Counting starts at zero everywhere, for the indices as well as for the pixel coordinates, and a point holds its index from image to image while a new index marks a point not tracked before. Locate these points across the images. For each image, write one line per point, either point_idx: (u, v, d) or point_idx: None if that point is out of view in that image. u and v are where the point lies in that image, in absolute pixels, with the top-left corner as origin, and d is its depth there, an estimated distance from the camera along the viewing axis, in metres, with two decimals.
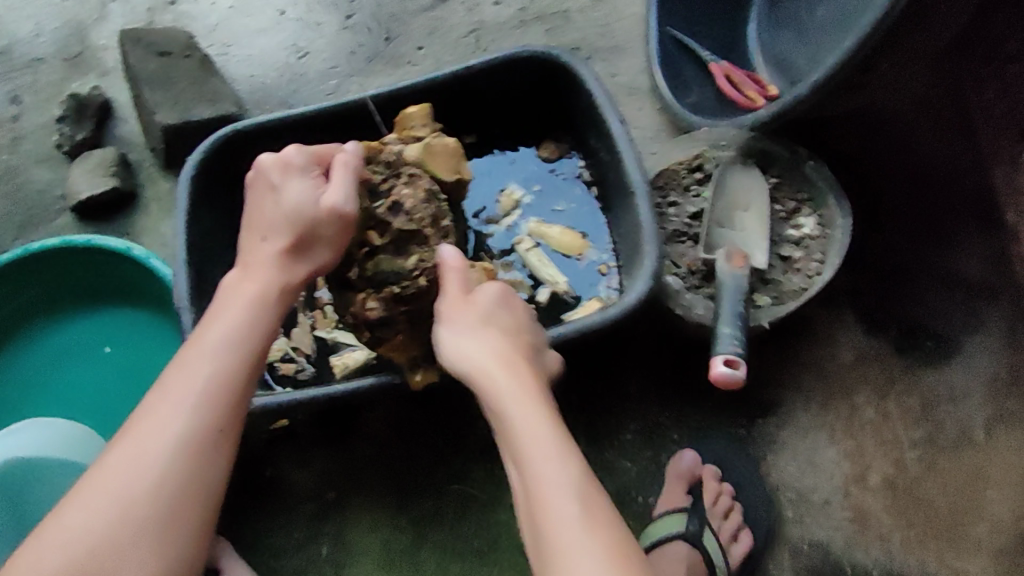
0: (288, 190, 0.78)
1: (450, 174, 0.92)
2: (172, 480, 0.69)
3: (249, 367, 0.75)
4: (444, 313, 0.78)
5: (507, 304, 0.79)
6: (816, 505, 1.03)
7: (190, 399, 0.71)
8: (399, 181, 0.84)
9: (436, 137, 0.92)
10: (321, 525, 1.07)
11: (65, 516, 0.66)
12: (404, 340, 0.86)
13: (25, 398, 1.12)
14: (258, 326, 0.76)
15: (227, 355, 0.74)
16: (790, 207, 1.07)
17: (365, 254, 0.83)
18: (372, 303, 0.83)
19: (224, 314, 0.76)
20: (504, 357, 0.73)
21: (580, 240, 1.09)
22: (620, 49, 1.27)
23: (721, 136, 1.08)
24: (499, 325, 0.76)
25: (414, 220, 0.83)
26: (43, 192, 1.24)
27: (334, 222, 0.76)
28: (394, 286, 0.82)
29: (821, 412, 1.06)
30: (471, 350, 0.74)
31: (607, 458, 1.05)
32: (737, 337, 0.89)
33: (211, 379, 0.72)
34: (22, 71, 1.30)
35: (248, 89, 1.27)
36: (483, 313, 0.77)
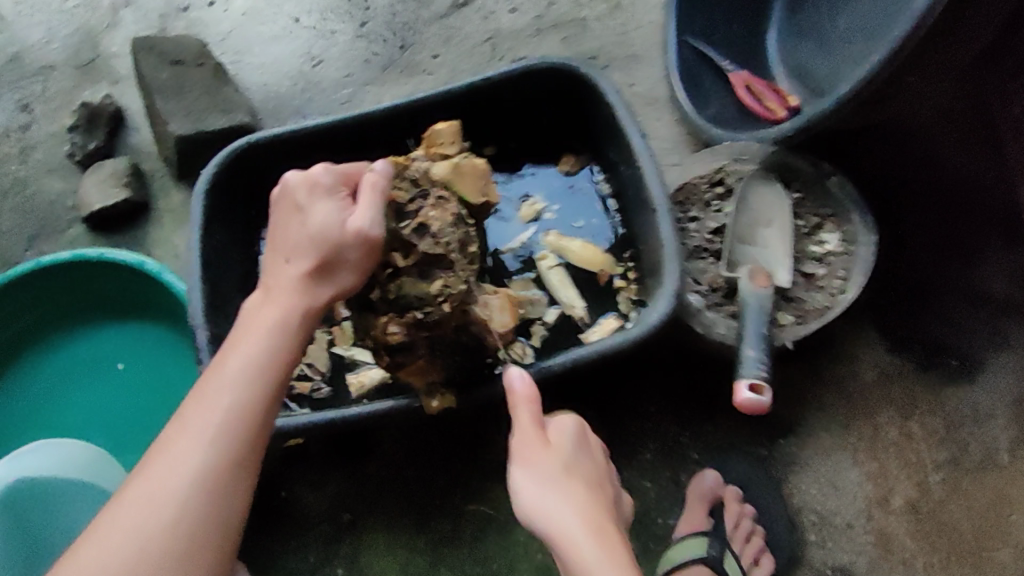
0: (313, 212, 0.75)
1: (477, 196, 0.91)
2: (190, 516, 0.68)
3: (270, 396, 0.74)
4: (523, 455, 0.71)
5: (584, 443, 0.75)
6: (839, 528, 1.01)
7: (209, 433, 0.70)
8: (426, 203, 0.82)
9: (465, 158, 0.91)
10: (338, 543, 1.06)
11: (82, 551, 0.65)
12: (423, 365, 0.86)
13: (42, 409, 1.11)
14: (278, 353, 0.74)
15: (249, 385, 0.72)
16: (813, 223, 1.04)
17: (388, 276, 0.81)
18: (395, 328, 0.82)
19: (244, 341, 0.74)
20: (594, 522, 0.65)
21: (601, 255, 1.07)
22: (639, 58, 1.25)
23: (743, 150, 1.05)
24: (581, 476, 0.70)
25: (440, 243, 0.80)
26: (55, 203, 1.23)
27: (362, 247, 0.74)
28: (416, 311, 0.81)
29: (844, 433, 1.04)
30: (555, 504, 0.66)
31: (625, 479, 1.03)
32: (762, 359, 0.87)
33: (230, 410, 0.71)
34: (32, 79, 1.28)
35: (261, 99, 1.26)
36: (560, 460, 0.70)
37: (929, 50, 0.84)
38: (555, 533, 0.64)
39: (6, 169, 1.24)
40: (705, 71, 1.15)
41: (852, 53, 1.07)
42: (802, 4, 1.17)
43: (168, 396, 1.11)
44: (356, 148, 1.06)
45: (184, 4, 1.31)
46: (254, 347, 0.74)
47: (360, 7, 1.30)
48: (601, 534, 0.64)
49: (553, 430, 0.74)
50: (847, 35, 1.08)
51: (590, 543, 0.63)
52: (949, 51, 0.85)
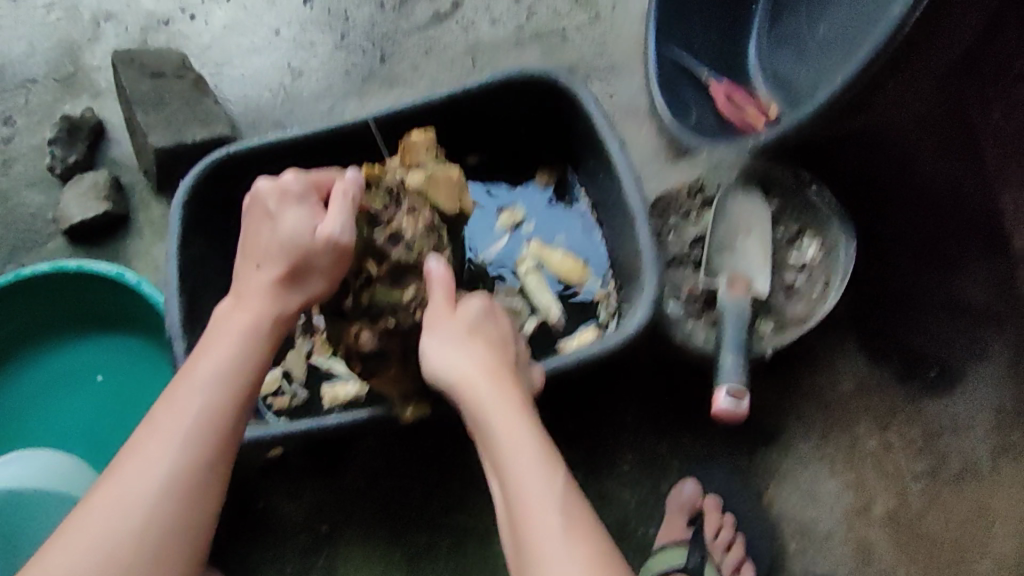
0: (283, 219, 0.76)
1: (452, 206, 0.88)
2: (158, 522, 0.67)
3: (239, 403, 0.73)
4: (434, 321, 0.79)
5: (490, 315, 0.83)
6: (818, 538, 1.01)
7: (180, 438, 0.69)
8: (400, 212, 0.81)
9: (440, 166, 0.89)
10: (316, 555, 1.05)
11: (47, 561, 0.64)
12: (396, 374, 0.86)
13: (19, 421, 1.11)
14: (250, 356, 0.74)
15: (215, 391, 0.72)
16: (793, 232, 1.02)
17: (361, 284, 0.80)
18: (366, 335, 0.82)
19: (215, 346, 0.74)
20: (491, 372, 0.76)
21: (580, 267, 1.07)
22: (619, 69, 1.25)
23: (721, 159, 1.03)
24: (484, 337, 0.79)
25: (414, 252, 0.80)
26: (36, 216, 1.23)
27: (333, 255, 0.74)
28: (389, 318, 0.81)
29: (824, 443, 1.03)
30: (460, 357, 0.76)
31: (604, 490, 1.03)
32: (742, 365, 0.86)
33: (199, 417, 0.70)
34: (14, 92, 1.28)
35: (241, 110, 1.26)
36: (464, 321, 0.79)
37: (910, 60, 0.84)
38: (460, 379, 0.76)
39: None
40: (684, 81, 1.15)
41: (829, 61, 1.08)
42: (781, 12, 1.18)
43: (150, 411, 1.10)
44: (334, 158, 1.06)
45: (166, 16, 1.31)
46: (226, 350, 0.73)
47: (341, 19, 1.31)
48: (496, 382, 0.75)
49: (460, 309, 0.80)
50: (825, 43, 1.09)
51: (488, 391, 0.74)
52: (925, 59, 0.84)
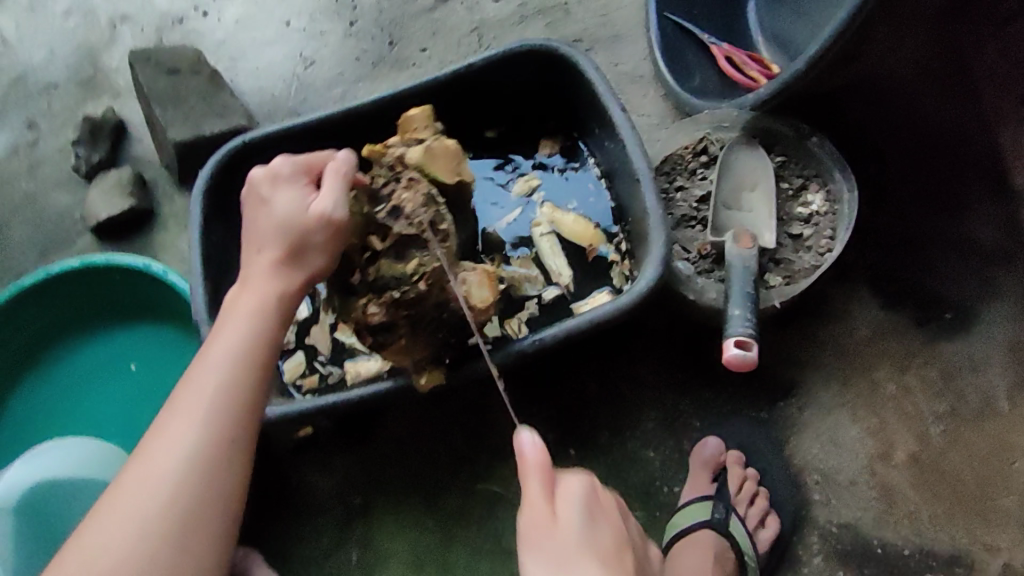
0: (277, 201, 0.79)
1: (450, 175, 0.89)
2: (186, 492, 0.69)
3: (255, 377, 0.75)
4: (570, 558, 0.63)
5: (597, 508, 0.69)
6: (841, 485, 1.02)
7: (202, 414, 0.72)
8: (399, 185, 0.84)
9: (436, 140, 0.90)
10: (353, 526, 1.09)
11: (85, 536, 0.67)
12: (405, 347, 0.86)
13: (48, 414, 1.15)
14: (262, 333, 0.76)
15: (233, 366, 0.74)
16: (797, 185, 1.03)
17: (367, 259, 0.83)
18: (373, 308, 0.83)
19: (227, 327, 0.76)
20: None
21: (592, 231, 1.08)
22: (622, 38, 1.26)
23: (723, 118, 1.04)
24: (599, 557, 0.64)
25: (413, 224, 0.82)
26: (64, 215, 1.27)
27: (326, 231, 0.77)
28: (394, 290, 0.82)
29: (842, 391, 1.05)
30: None
31: (628, 448, 1.05)
32: (749, 316, 0.86)
33: (218, 391, 0.73)
34: (37, 98, 1.33)
35: (256, 102, 1.29)
36: (592, 545, 0.64)
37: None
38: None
39: (16, 186, 1.29)
40: (687, 46, 1.17)
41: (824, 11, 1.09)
42: None
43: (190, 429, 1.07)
44: (348, 141, 1.08)
45: (179, 15, 1.35)
46: (237, 330, 0.76)
47: (348, 7, 1.33)
48: None
49: (567, 499, 0.67)
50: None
51: None
52: None
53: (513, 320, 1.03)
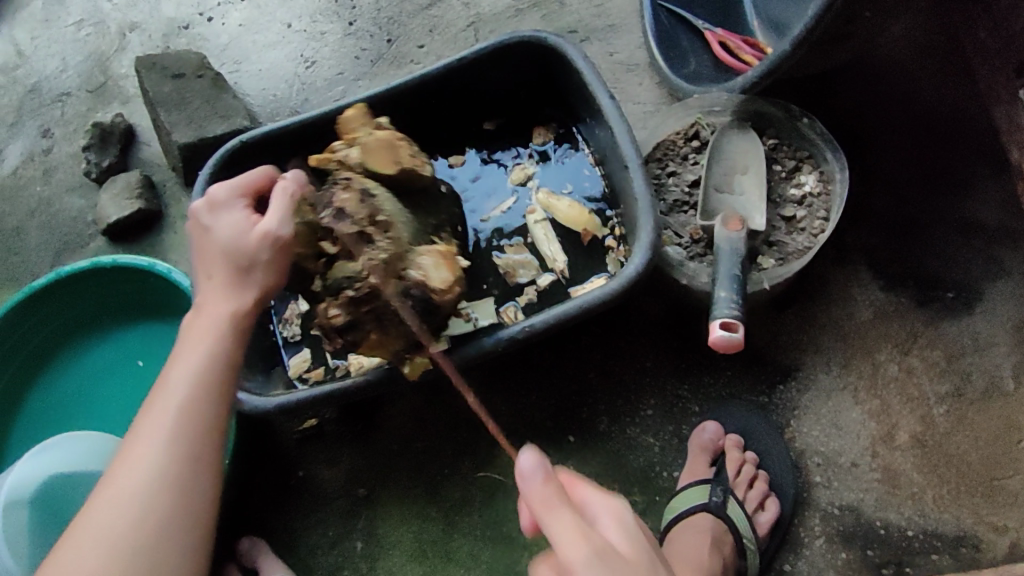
0: (218, 227, 0.78)
1: (389, 166, 0.87)
2: (155, 511, 0.69)
3: (218, 393, 0.74)
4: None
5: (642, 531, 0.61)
6: (843, 469, 1.01)
7: (166, 435, 0.71)
8: (337, 188, 0.83)
9: (370, 134, 0.88)
10: (358, 516, 1.11)
11: (57, 561, 0.67)
12: (377, 339, 0.84)
13: (60, 413, 1.18)
14: (223, 349, 0.75)
15: (195, 383, 0.73)
16: (790, 167, 1.01)
17: (324, 264, 0.84)
18: (335, 310, 0.82)
19: (187, 346, 0.75)
20: None
21: (587, 215, 1.09)
22: (617, 27, 1.26)
23: (713, 102, 1.02)
24: None
25: (357, 221, 0.81)
26: (78, 218, 1.31)
27: (273, 249, 0.77)
28: (349, 288, 0.81)
29: (843, 373, 1.04)
30: None
31: (627, 434, 1.06)
32: (735, 299, 0.85)
33: (181, 409, 0.72)
34: (51, 107, 1.37)
35: (260, 103, 1.32)
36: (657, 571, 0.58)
37: None
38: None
39: (32, 192, 1.33)
40: (680, 31, 1.18)
41: None
42: None
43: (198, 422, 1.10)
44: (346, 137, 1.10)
45: (185, 21, 1.38)
46: (198, 348, 0.74)
47: (347, 7, 1.36)
48: None
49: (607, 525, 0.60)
50: None
51: None
52: None
53: (510, 309, 1.06)
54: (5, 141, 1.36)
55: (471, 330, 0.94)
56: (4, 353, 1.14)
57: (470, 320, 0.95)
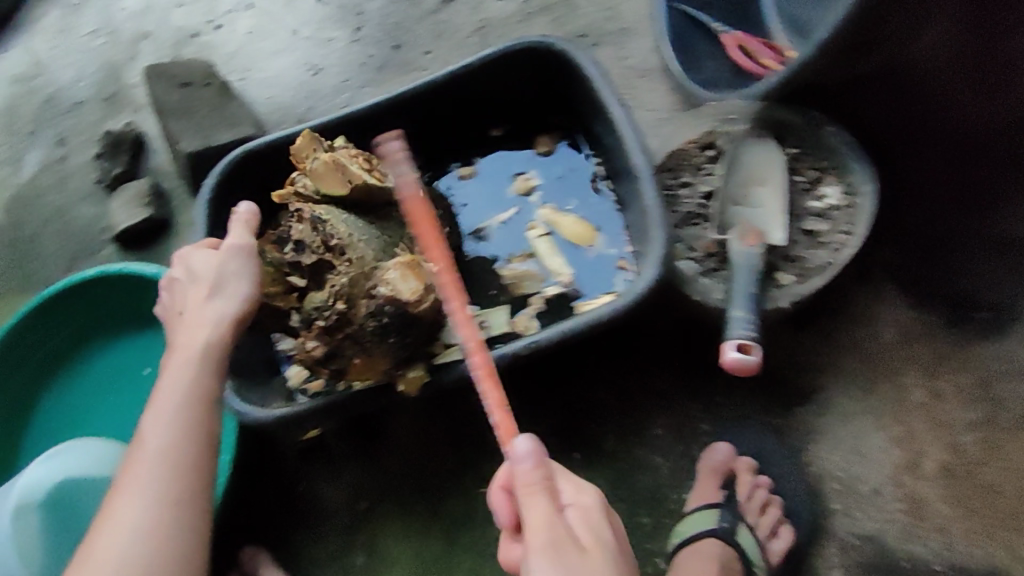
0: (187, 264, 0.79)
1: (342, 186, 0.85)
2: (141, 556, 0.65)
3: (201, 428, 0.72)
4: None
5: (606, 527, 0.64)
6: (864, 496, 0.96)
7: (152, 492, 0.67)
8: (292, 221, 0.85)
9: (316, 159, 0.87)
10: (358, 532, 1.08)
11: None
12: (363, 364, 0.83)
13: (69, 421, 1.15)
14: (200, 397, 0.72)
15: (178, 419, 0.71)
16: (811, 178, 0.96)
17: (297, 298, 0.86)
18: (313, 342, 0.83)
19: (166, 384, 0.73)
20: None
21: (591, 231, 1.06)
22: (628, 31, 1.23)
23: (729, 110, 0.98)
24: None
25: (315, 250, 0.83)
26: (89, 226, 1.31)
27: (240, 258, 0.78)
28: (320, 319, 0.81)
29: (865, 397, 0.99)
30: None
31: (635, 454, 1.01)
32: (752, 319, 0.80)
33: (164, 446, 0.69)
34: (66, 116, 1.38)
35: (267, 110, 1.30)
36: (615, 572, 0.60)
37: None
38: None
39: (48, 200, 1.33)
40: (695, 35, 1.13)
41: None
42: None
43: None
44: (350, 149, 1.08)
45: (196, 30, 1.39)
46: (174, 396, 0.72)
47: (355, 14, 1.35)
48: None
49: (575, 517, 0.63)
50: None
51: None
52: None
53: (522, 318, 1.02)
54: (21, 150, 1.37)
55: (483, 340, 0.99)
56: (14, 358, 1.12)
57: (484, 329, 1.00)
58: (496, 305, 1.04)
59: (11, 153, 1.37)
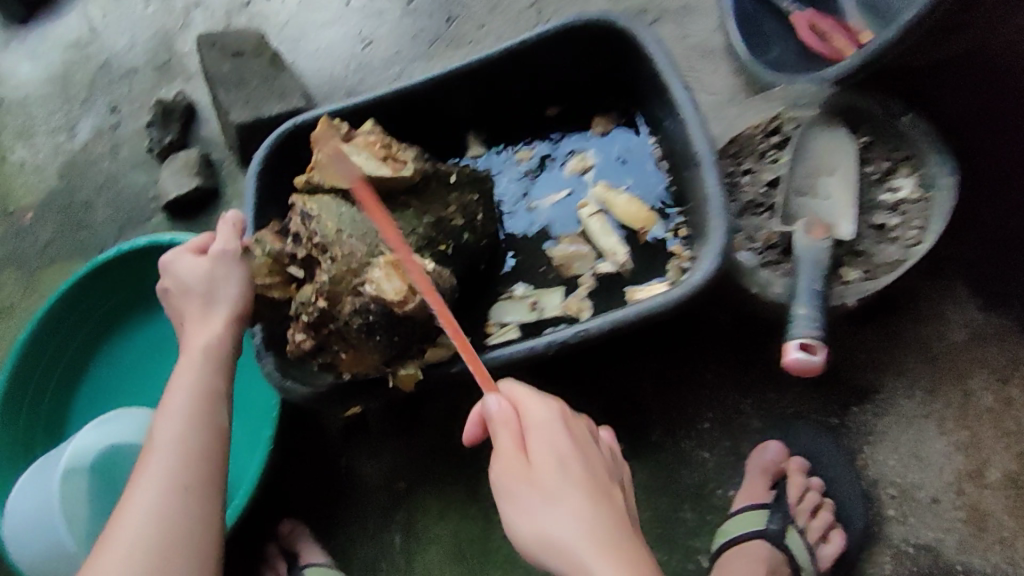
0: (179, 271, 0.82)
1: (341, 178, 0.83)
2: (152, 537, 0.67)
3: (209, 418, 0.75)
4: (558, 496, 0.60)
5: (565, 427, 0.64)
6: (921, 504, 0.92)
7: (164, 479, 0.70)
8: (293, 215, 0.84)
9: (323, 151, 0.86)
10: (396, 509, 1.08)
11: None
12: (350, 359, 0.84)
13: (121, 389, 1.17)
14: (207, 389, 0.76)
15: (189, 410, 0.74)
16: (884, 168, 0.91)
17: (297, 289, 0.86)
18: (301, 335, 0.83)
19: (177, 380, 0.76)
20: (597, 530, 0.59)
21: (646, 211, 1.02)
22: (692, 8, 1.17)
23: (800, 94, 0.93)
24: (574, 478, 0.61)
25: (309, 244, 0.82)
26: (140, 194, 1.31)
27: (225, 263, 0.81)
28: (305, 312, 0.82)
29: (928, 400, 0.95)
30: (559, 528, 0.59)
31: (681, 448, 0.99)
32: (815, 317, 0.75)
33: (178, 436, 0.73)
34: (119, 83, 1.39)
35: (316, 83, 1.29)
36: (566, 473, 0.61)
37: None
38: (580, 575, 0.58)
39: (99, 167, 1.34)
40: (765, 14, 1.08)
41: None
42: None
43: (254, 410, 1.06)
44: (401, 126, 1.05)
45: None
46: (183, 390, 0.76)
47: None
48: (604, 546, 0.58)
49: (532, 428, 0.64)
50: None
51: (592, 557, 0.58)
52: None
53: (573, 299, 1.00)
54: (76, 116, 1.38)
55: (533, 321, 0.99)
56: (66, 327, 1.14)
57: (536, 311, 1.00)
58: (549, 286, 1.03)
59: (67, 119, 1.38)
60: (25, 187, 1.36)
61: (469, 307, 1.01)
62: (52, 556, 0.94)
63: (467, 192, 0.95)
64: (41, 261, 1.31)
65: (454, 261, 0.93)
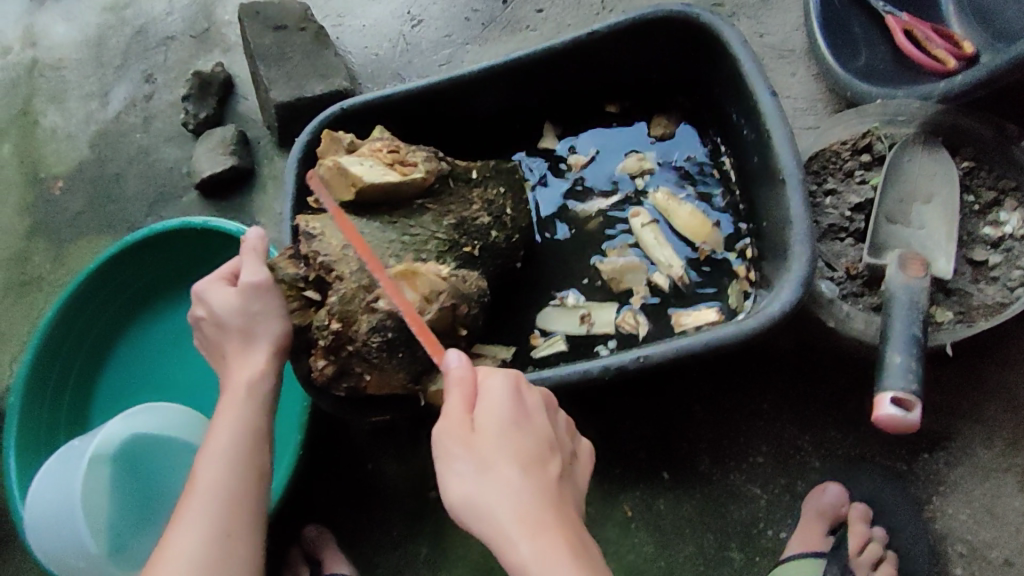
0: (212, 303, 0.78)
1: (347, 192, 0.79)
2: None
3: (251, 460, 0.74)
4: (490, 460, 0.60)
5: (518, 402, 0.63)
6: (993, 565, 0.86)
7: (208, 526, 0.69)
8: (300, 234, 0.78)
9: (326, 162, 0.81)
10: (424, 520, 1.04)
11: None
12: (376, 380, 0.77)
13: (145, 373, 1.12)
14: (249, 429, 0.75)
15: (231, 452, 0.73)
16: (988, 199, 0.83)
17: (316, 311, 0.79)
18: (322, 360, 0.76)
19: (219, 420, 0.75)
20: (524, 500, 0.58)
21: (708, 226, 0.95)
22: (772, 3, 1.08)
23: (899, 110, 0.85)
24: (511, 447, 0.60)
25: (315, 264, 0.76)
26: (173, 170, 1.26)
27: (257, 297, 0.75)
28: (322, 336, 0.75)
29: (1007, 453, 0.88)
30: (486, 495, 0.58)
31: (730, 483, 0.92)
32: (912, 368, 0.68)
33: (218, 480, 0.71)
34: (155, 51, 1.33)
35: (360, 62, 1.21)
36: (506, 443, 0.60)
37: None
38: (502, 541, 0.57)
39: (132, 139, 1.29)
40: (854, 16, 0.98)
41: None
42: None
43: (286, 410, 1.01)
44: (453, 115, 0.96)
45: None
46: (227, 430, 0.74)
47: None
48: (529, 518, 0.57)
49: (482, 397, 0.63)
50: None
51: (514, 529, 0.57)
52: None
53: (628, 314, 0.93)
54: (110, 83, 1.32)
55: (582, 336, 0.93)
56: (95, 305, 1.09)
57: (586, 324, 0.93)
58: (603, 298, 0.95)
59: (100, 86, 1.33)
60: (55, 155, 1.31)
61: (516, 316, 0.95)
62: (69, 551, 0.89)
63: (493, 184, 0.89)
64: (70, 234, 1.26)
65: (482, 262, 0.87)
